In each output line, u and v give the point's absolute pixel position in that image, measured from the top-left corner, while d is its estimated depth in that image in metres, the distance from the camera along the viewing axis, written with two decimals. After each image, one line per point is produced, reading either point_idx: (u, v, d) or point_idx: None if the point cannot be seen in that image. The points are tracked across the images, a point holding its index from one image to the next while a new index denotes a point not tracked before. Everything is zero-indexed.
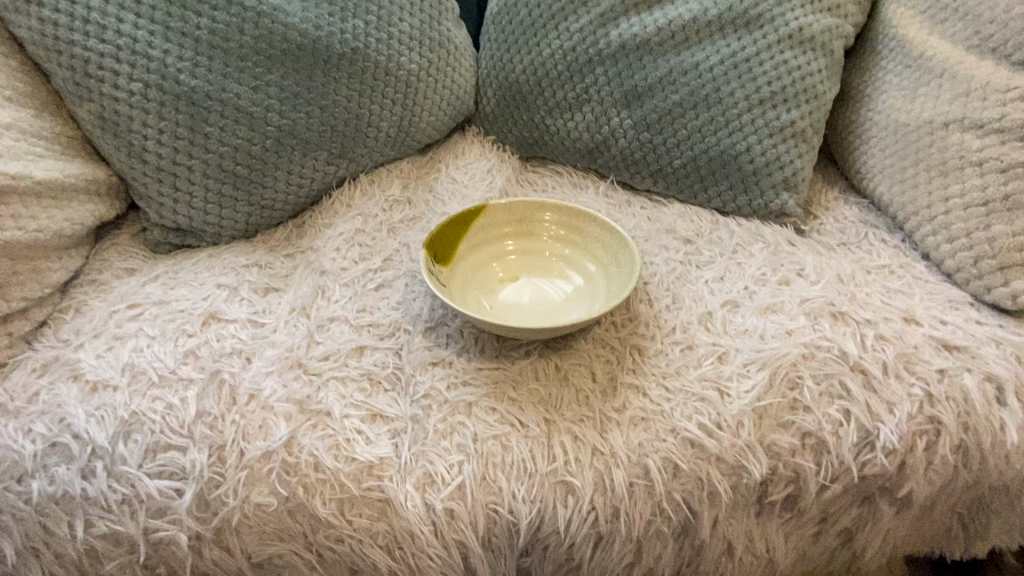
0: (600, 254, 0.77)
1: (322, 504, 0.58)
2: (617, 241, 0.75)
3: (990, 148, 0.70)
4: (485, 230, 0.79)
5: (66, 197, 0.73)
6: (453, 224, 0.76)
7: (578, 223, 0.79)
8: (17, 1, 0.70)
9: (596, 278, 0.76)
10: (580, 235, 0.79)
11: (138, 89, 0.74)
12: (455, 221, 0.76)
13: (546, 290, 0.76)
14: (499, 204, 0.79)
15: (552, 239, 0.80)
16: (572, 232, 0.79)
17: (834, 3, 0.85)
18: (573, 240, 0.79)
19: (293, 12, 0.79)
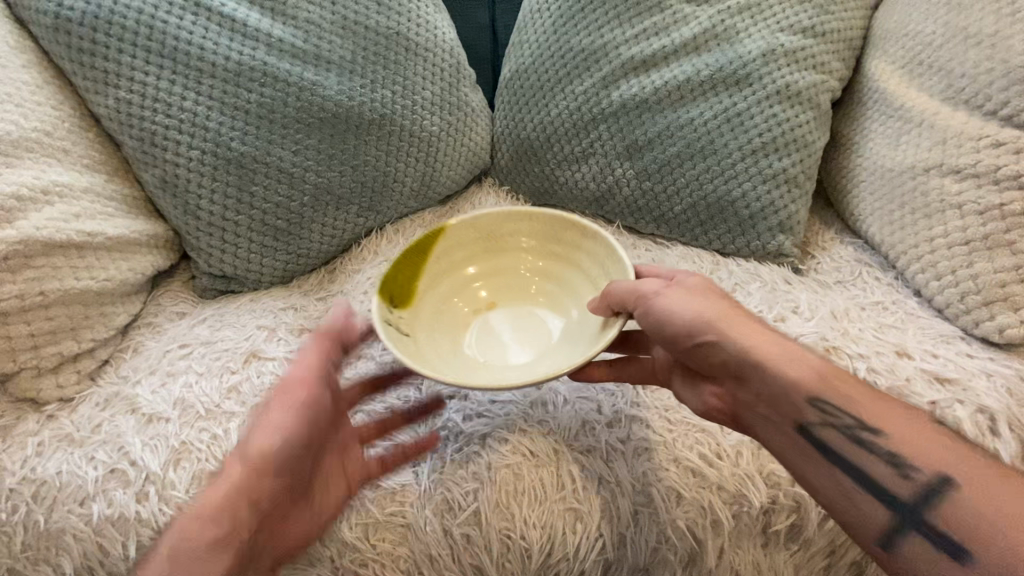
0: (585, 266, 0.75)
1: (349, 528, 0.63)
2: (600, 250, 0.73)
3: (968, 192, 0.75)
4: (455, 255, 0.78)
5: (131, 250, 0.83)
6: (412, 257, 0.74)
7: (558, 232, 0.77)
8: (100, 85, 0.83)
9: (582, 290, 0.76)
10: (558, 244, 0.77)
11: (196, 155, 0.85)
12: (416, 251, 0.74)
13: (532, 317, 0.77)
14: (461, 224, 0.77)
15: (528, 252, 0.79)
16: (549, 244, 0.78)
17: (818, 61, 0.92)
18: (551, 251, 0.78)
19: (330, 86, 0.90)
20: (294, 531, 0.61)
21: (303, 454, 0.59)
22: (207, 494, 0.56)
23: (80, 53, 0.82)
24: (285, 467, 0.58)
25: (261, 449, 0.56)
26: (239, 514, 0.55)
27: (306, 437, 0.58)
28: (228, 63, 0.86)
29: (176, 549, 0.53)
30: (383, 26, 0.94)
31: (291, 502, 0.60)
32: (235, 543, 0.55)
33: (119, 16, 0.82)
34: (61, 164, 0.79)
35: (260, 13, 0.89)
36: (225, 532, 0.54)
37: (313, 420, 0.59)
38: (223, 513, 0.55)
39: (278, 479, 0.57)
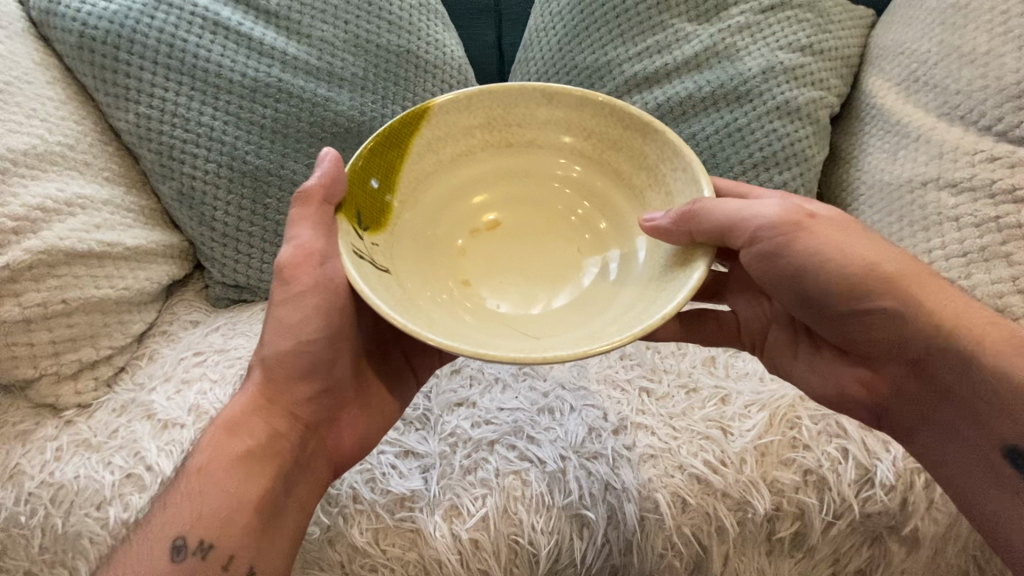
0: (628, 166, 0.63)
1: (359, 533, 0.64)
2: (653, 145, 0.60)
3: (964, 206, 0.77)
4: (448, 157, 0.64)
5: (148, 259, 0.85)
6: (389, 153, 0.60)
7: (597, 128, 0.63)
8: (121, 101, 0.86)
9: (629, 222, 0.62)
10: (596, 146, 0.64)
11: (212, 169, 0.88)
12: (389, 146, 0.59)
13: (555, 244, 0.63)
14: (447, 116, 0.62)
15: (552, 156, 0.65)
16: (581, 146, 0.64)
17: (817, 78, 0.95)
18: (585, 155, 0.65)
19: (342, 101, 0.93)
20: (337, 440, 0.64)
21: (332, 357, 0.62)
22: (239, 408, 0.61)
23: (103, 70, 0.86)
24: (313, 369, 0.62)
25: (288, 351, 0.60)
26: (275, 421, 0.60)
27: (333, 333, 0.61)
28: (244, 80, 0.89)
29: (214, 460, 0.58)
30: (394, 44, 0.97)
31: (331, 405, 0.64)
32: (273, 449, 0.59)
33: (140, 35, 0.85)
34: (82, 176, 0.82)
35: (275, 32, 0.92)
36: (264, 440, 0.59)
37: (338, 333, 0.61)
38: (254, 425, 0.60)
39: (307, 380, 0.61)
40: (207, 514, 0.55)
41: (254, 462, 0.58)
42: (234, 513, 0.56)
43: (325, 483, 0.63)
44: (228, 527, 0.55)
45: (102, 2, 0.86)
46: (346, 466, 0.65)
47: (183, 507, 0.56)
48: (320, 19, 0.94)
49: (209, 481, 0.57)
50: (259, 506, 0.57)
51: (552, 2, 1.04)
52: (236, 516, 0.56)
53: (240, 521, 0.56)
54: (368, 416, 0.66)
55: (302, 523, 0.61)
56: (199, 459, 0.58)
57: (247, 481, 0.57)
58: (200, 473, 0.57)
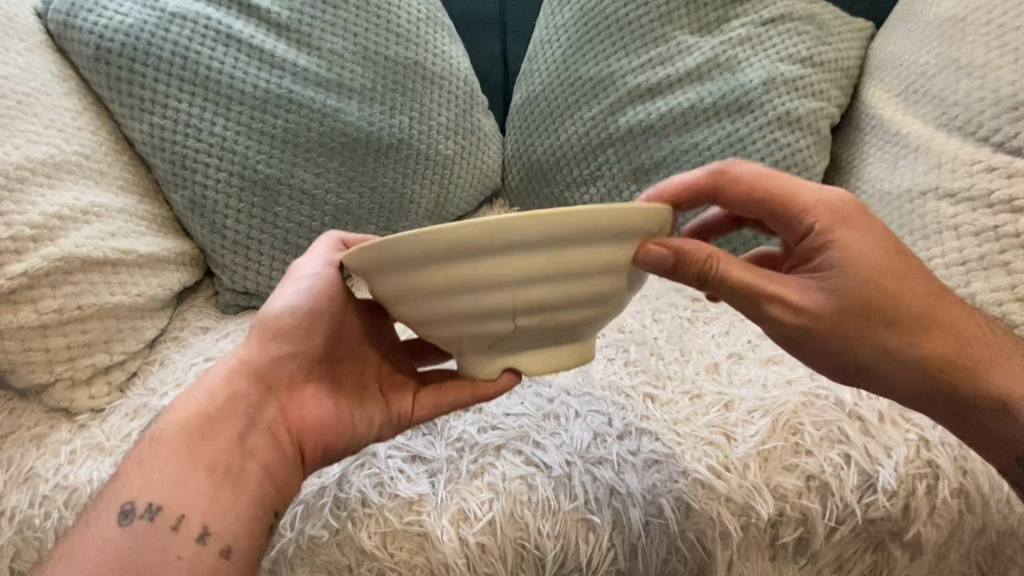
0: None
1: (367, 536, 0.65)
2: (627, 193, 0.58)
3: (962, 215, 0.78)
4: None
5: (160, 266, 0.87)
6: None
7: None
8: (136, 111, 0.88)
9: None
10: None
11: (223, 177, 0.89)
12: None
13: None
14: None
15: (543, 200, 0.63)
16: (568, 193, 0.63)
17: (818, 89, 0.96)
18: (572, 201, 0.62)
19: (351, 112, 0.95)
20: (302, 412, 0.65)
21: (306, 329, 0.65)
22: (213, 378, 0.65)
23: (119, 81, 0.88)
24: (289, 337, 0.65)
25: (269, 322, 0.65)
26: (243, 387, 0.64)
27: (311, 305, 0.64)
28: (256, 91, 0.91)
29: (176, 423, 0.61)
30: (402, 56, 0.99)
31: (300, 376, 0.66)
32: (234, 412, 0.62)
33: (156, 47, 0.87)
34: (97, 185, 0.84)
35: (286, 44, 0.94)
36: (225, 403, 0.62)
37: (317, 311, 0.64)
38: (220, 390, 0.63)
39: (279, 348, 0.65)
40: (159, 476, 0.57)
41: (212, 425, 0.61)
42: (187, 472, 0.58)
43: (288, 457, 0.64)
44: (179, 489, 0.57)
45: (119, 14, 0.88)
46: (311, 442, 0.65)
47: (139, 467, 0.58)
48: (330, 31, 0.96)
49: (167, 443, 0.59)
50: (212, 465, 0.59)
51: (556, 15, 1.06)
52: (188, 477, 0.58)
53: (192, 480, 0.58)
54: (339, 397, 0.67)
55: (261, 494, 0.60)
56: (164, 424, 0.62)
57: (204, 442, 0.60)
58: (160, 437, 0.60)
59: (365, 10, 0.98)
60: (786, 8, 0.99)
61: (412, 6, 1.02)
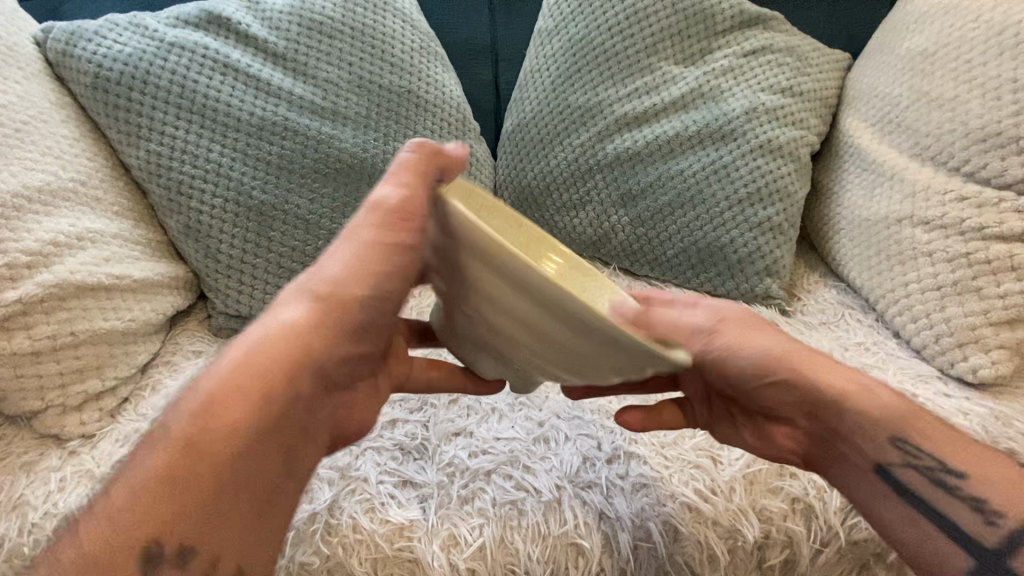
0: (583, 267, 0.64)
1: (358, 562, 0.65)
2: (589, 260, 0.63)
3: (936, 242, 0.82)
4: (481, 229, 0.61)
5: (153, 291, 0.87)
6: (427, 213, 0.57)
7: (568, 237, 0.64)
8: (132, 139, 0.90)
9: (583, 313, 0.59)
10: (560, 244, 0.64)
11: (218, 203, 0.91)
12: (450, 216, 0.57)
13: None
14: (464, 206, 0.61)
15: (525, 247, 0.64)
16: None
17: (797, 118, 1.00)
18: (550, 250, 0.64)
19: (345, 139, 0.97)
20: (348, 414, 0.62)
21: (366, 328, 0.58)
22: (234, 359, 0.54)
23: (115, 108, 0.89)
24: (359, 336, 0.58)
25: (338, 307, 0.55)
26: (299, 385, 0.54)
27: (388, 302, 0.58)
28: (252, 118, 0.93)
29: (222, 434, 0.50)
30: (396, 84, 1.02)
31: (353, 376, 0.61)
32: (292, 424, 0.54)
33: (154, 76, 0.89)
34: (93, 211, 0.85)
35: (283, 73, 0.97)
36: (289, 414, 0.54)
37: (384, 302, 0.58)
38: (284, 395, 0.53)
39: (349, 347, 0.57)
40: (199, 506, 0.50)
41: (272, 441, 0.53)
42: (235, 497, 0.52)
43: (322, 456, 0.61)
44: (212, 525, 0.51)
45: (118, 44, 0.90)
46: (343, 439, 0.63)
47: (169, 492, 0.49)
48: (325, 60, 0.99)
49: (209, 463, 0.50)
50: (259, 490, 0.53)
51: (545, 45, 1.10)
52: (232, 505, 0.52)
53: (236, 509, 0.52)
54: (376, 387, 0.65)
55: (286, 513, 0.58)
56: (194, 431, 0.51)
57: (260, 461, 0.53)
58: (188, 450, 0.50)
59: (360, 40, 1.01)
60: (765, 41, 1.04)
61: (406, 36, 1.05)
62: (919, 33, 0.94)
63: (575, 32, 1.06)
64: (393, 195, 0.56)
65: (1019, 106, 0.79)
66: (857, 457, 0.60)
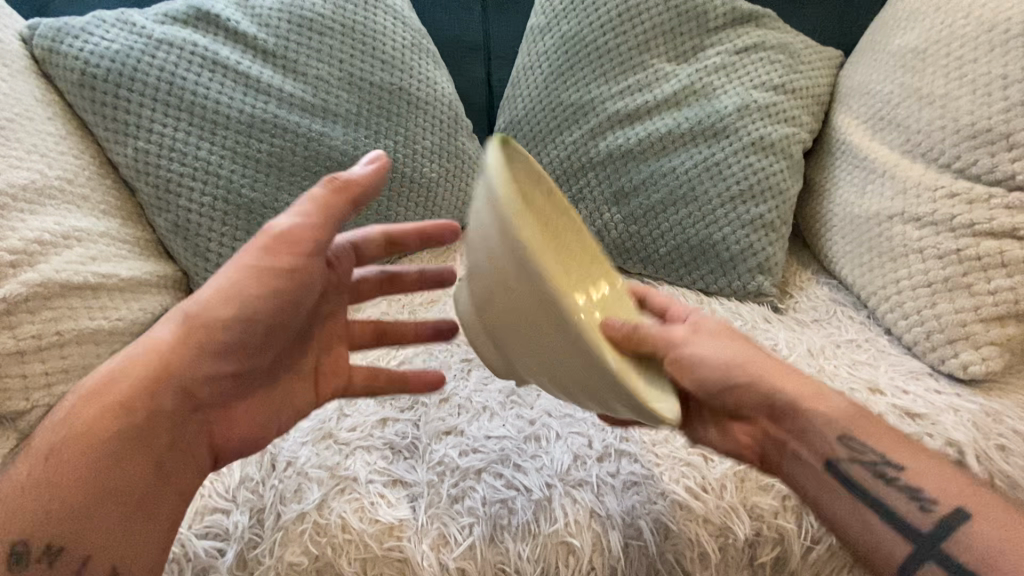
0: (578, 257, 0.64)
1: (347, 562, 0.65)
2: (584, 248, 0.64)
3: (927, 238, 0.82)
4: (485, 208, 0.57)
5: (142, 290, 0.87)
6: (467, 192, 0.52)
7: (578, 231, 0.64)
8: (120, 136, 0.89)
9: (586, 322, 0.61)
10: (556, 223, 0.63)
11: (207, 202, 0.90)
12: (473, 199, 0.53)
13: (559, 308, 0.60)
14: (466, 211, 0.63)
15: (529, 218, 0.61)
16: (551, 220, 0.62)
17: (789, 115, 1.00)
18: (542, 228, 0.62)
19: (336, 136, 0.96)
20: (227, 431, 0.64)
21: (250, 348, 0.61)
22: (126, 372, 0.58)
23: (103, 106, 0.88)
24: (223, 351, 0.60)
25: (202, 325, 0.59)
26: (165, 403, 0.58)
27: (254, 320, 0.59)
28: (241, 116, 0.92)
29: (81, 434, 0.55)
30: (387, 82, 1.01)
31: (227, 393, 0.63)
32: (150, 432, 0.57)
33: (141, 73, 0.88)
34: (80, 210, 0.84)
35: (272, 70, 0.96)
36: (144, 417, 0.57)
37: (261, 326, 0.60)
38: (136, 401, 0.57)
39: (216, 359, 0.60)
40: (60, 504, 0.53)
41: (129, 447, 0.56)
42: (97, 503, 0.54)
43: (203, 469, 0.63)
44: (83, 526, 0.54)
45: (104, 41, 0.89)
46: (226, 454, 0.64)
47: (36, 486, 0.53)
48: (316, 58, 0.98)
49: (72, 458, 0.54)
50: (122, 493, 0.56)
51: (538, 42, 1.09)
52: (99, 504, 0.55)
53: (100, 512, 0.54)
54: (265, 407, 0.66)
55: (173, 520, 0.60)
56: (63, 431, 0.56)
57: (113, 464, 0.55)
58: (54, 449, 0.55)
59: (350, 37, 1.00)
60: (758, 38, 1.03)
61: (397, 33, 1.05)
62: (910, 29, 0.94)
63: (567, 29, 1.06)
64: (289, 224, 0.59)
65: (1009, 103, 0.79)
66: (802, 448, 0.61)
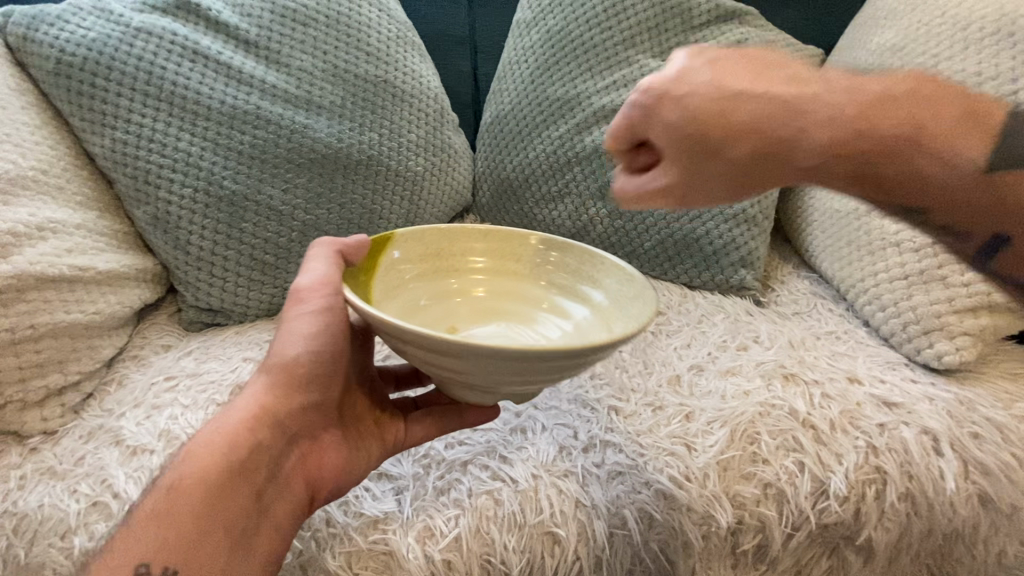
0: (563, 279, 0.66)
1: (332, 556, 0.64)
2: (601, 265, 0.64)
3: (904, 232, 0.84)
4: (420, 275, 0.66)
5: (120, 284, 0.86)
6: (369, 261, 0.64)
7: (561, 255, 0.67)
8: (96, 126, 0.87)
9: (594, 276, 0.65)
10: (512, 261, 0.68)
11: (188, 194, 0.88)
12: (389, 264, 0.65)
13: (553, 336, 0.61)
14: (427, 247, 0.67)
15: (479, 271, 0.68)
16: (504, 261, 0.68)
17: None
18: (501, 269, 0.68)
19: (320, 129, 0.95)
20: (319, 462, 0.64)
21: (326, 379, 0.62)
22: (224, 417, 0.60)
23: (78, 95, 0.86)
24: (310, 385, 0.62)
25: (282, 367, 0.61)
26: (264, 438, 0.60)
27: (335, 349, 0.62)
28: (223, 107, 0.90)
29: (193, 474, 0.56)
30: (372, 74, 1.01)
31: (318, 423, 0.64)
32: (254, 466, 0.59)
33: (119, 62, 0.87)
34: (55, 200, 0.82)
35: (255, 60, 0.94)
36: (249, 454, 0.59)
37: (336, 356, 0.62)
38: (239, 439, 0.59)
39: (302, 394, 0.62)
40: (173, 537, 0.54)
41: (234, 481, 0.57)
42: (204, 534, 0.55)
43: (301, 505, 0.62)
44: (194, 551, 0.54)
45: (81, 28, 0.87)
46: (322, 491, 0.64)
47: (150, 523, 0.54)
48: (299, 49, 0.97)
49: (183, 498, 0.55)
50: (230, 524, 0.56)
51: (524, 37, 1.09)
52: (207, 536, 0.55)
53: (210, 542, 0.55)
54: (349, 440, 0.66)
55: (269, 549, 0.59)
56: (173, 474, 0.56)
57: (220, 500, 0.56)
58: (170, 489, 0.56)
59: (335, 28, 0.99)
60: (741, 35, 1.05)
61: (382, 26, 1.04)
62: (888, 28, 0.97)
63: (553, 24, 1.06)
64: (312, 278, 0.61)
65: None
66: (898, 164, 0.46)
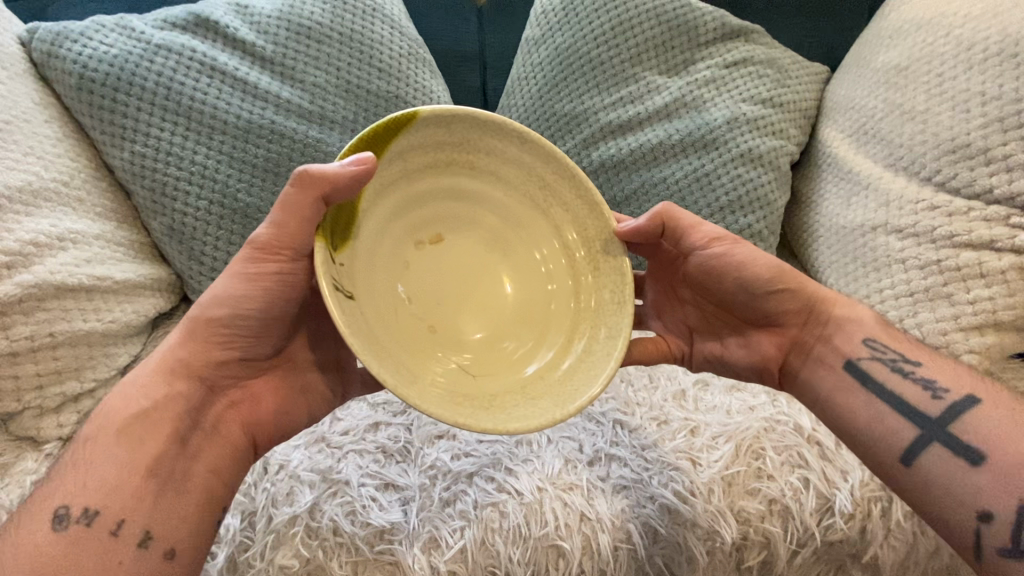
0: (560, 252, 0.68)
1: (338, 565, 0.65)
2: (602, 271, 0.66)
3: (909, 249, 0.85)
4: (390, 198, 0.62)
5: (136, 292, 0.87)
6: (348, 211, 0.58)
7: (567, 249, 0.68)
8: (115, 140, 0.89)
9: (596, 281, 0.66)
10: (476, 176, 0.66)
11: (203, 206, 0.91)
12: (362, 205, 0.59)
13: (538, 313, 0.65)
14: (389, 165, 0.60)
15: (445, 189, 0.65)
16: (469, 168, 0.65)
17: (777, 128, 1.02)
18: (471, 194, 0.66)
19: (333, 143, 0.97)
20: (254, 407, 0.67)
21: (257, 331, 0.63)
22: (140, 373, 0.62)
23: (100, 109, 0.89)
24: (230, 340, 0.63)
25: (203, 321, 0.62)
26: (183, 388, 0.61)
27: (269, 307, 0.62)
28: (239, 121, 0.93)
29: (107, 424, 0.58)
30: (383, 89, 1.03)
31: (244, 374, 0.66)
32: (172, 413, 0.60)
33: (140, 78, 0.89)
34: (74, 212, 0.84)
35: (270, 76, 0.97)
36: (163, 403, 0.60)
37: (269, 314, 0.62)
38: (155, 390, 0.60)
39: (220, 348, 0.63)
40: (94, 481, 0.56)
41: (152, 428, 0.59)
42: (125, 479, 0.57)
43: (236, 451, 0.65)
44: (115, 495, 0.56)
45: (103, 45, 0.90)
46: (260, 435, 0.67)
47: (73, 470, 0.57)
48: (314, 66, 0.99)
49: (98, 446, 0.58)
50: (155, 469, 0.58)
51: (533, 54, 1.11)
52: (128, 479, 0.57)
53: (131, 484, 0.57)
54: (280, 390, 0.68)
55: (206, 491, 0.62)
56: (91, 426, 0.59)
57: (139, 446, 0.58)
58: (88, 440, 0.58)
59: (348, 45, 1.02)
60: (747, 53, 1.06)
61: (394, 43, 1.06)
62: (894, 47, 0.97)
63: (561, 41, 1.08)
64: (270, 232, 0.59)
65: (987, 119, 0.82)
66: (828, 351, 0.68)
